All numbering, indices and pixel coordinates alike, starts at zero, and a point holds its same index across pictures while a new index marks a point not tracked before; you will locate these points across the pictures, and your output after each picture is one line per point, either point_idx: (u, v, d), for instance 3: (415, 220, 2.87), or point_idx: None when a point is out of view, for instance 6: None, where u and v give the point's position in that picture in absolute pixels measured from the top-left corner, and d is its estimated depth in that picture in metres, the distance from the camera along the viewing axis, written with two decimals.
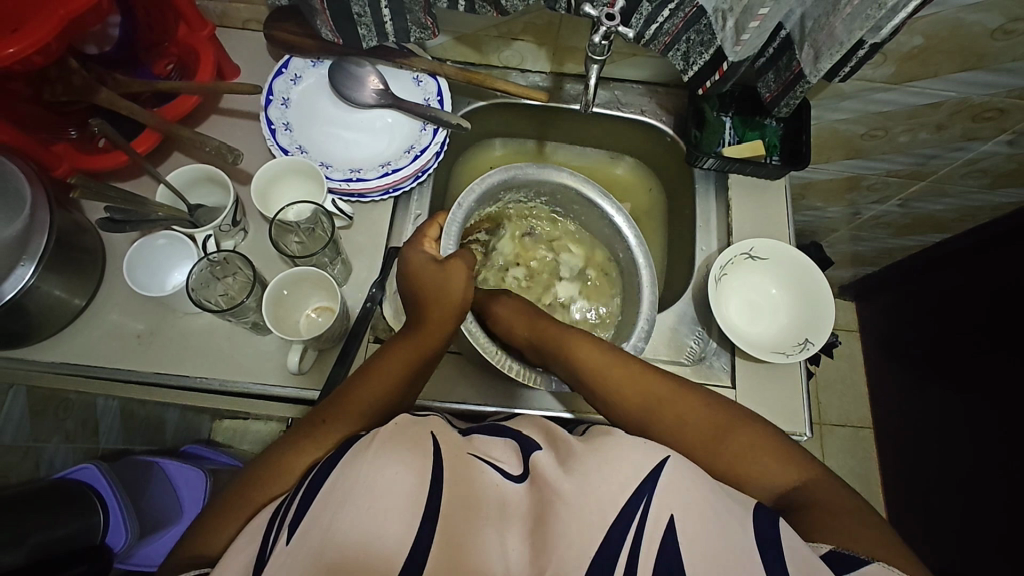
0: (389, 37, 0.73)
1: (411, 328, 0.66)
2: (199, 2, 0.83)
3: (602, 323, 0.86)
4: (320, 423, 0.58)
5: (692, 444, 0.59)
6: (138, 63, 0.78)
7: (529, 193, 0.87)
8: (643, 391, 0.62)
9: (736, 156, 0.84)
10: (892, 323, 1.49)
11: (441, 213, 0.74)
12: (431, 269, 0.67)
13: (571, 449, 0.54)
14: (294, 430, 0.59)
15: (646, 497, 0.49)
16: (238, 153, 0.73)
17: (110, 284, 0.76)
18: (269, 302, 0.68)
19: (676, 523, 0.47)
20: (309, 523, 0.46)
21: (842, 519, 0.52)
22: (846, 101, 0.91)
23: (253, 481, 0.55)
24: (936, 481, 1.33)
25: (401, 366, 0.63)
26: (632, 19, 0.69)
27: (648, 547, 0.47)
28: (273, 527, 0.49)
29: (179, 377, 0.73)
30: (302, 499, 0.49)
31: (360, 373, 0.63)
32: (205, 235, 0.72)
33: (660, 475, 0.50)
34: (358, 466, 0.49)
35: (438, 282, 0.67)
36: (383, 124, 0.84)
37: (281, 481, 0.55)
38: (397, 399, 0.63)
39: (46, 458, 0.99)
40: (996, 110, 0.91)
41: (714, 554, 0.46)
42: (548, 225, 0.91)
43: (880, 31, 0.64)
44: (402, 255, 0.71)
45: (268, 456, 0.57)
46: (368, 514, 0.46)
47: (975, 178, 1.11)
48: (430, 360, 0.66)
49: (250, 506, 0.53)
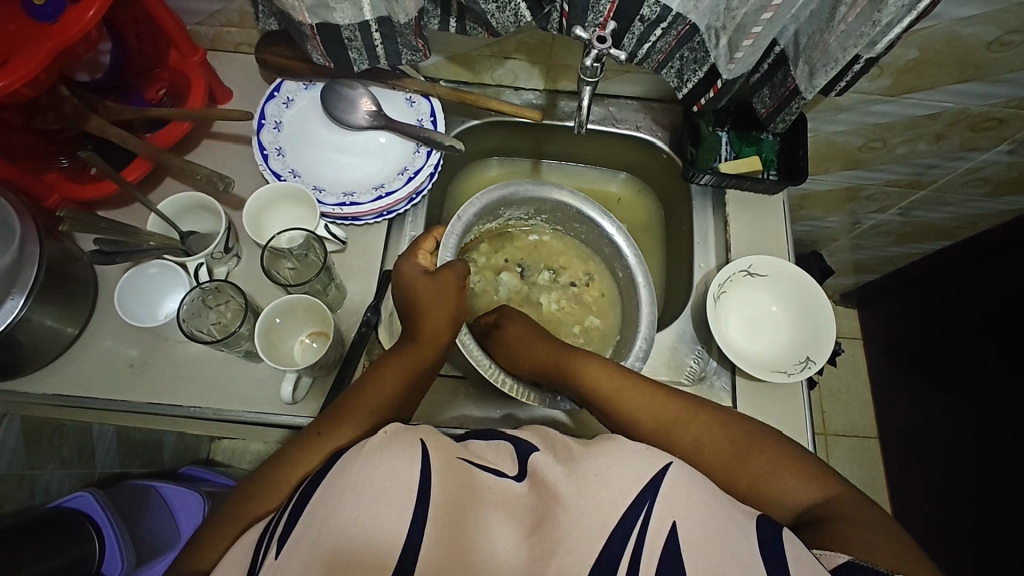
0: (380, 60, 0.73)
1: (408, 339, 0.65)
2: (190, 27, 0.83)
3: (600, 342, 0.85)
4: (315, 435, 0.57)
5: (709, 466, 0.58)
6: (130, 89, 0.78)
7: (528, 211, 0.86)
8: (655, 414, 0.62)
9: (733, 171, 0.84)
10: (895, 331, 1.48)
11: (437, 227, 0.73)
12: (425, 281, 0.67)
13: (569, 454, 0.53)
14: (291, 442, 0.57)
15: (648, 502, 0.48)
16: (229, 180, 0.72)
17: (103, 312, 0.75)
18: (261, 332, 0.67)
19: (678, 530, 0.46)
20: (299, 533, 0.45)
21: (854, 529, 0.51)
22: (843, 114, 0.90)
23: (249, 496, 0.54)
24: (943, 492, 1.31)
25: (401, 372, 0.63)
26: (624, 39, 0.68)
27: (649, 557, 0.45)
28: (263, 542, 0.48)
29: (173, 407, 0.72)
30: (292, 513, 0.48)
31: (357, 384, 0.62)
32: (196, 263, 0.70)
33: (661, 478, 0.49)
34: (348, 476, 0.47)
35: (427, 291, 0.66)
36: (376, 146, 0.84)
37: (276, 493, 0.54)
38: (397, 409, 0.61)
39: (41, 485, 0.98)
40: (996, 119, 0.90)
41: (717, 556, 0.45)
42: (547, 242, 0.91)
43: (876, 46, 0.63)
44: (395, 268, 0.70)
45: (266, 468, 0.56)
46: (361, 512, 0.45)
47: (975, 186, 1.10)
48: (428, 370, 0.65)
49: (241, 523, 0.52)
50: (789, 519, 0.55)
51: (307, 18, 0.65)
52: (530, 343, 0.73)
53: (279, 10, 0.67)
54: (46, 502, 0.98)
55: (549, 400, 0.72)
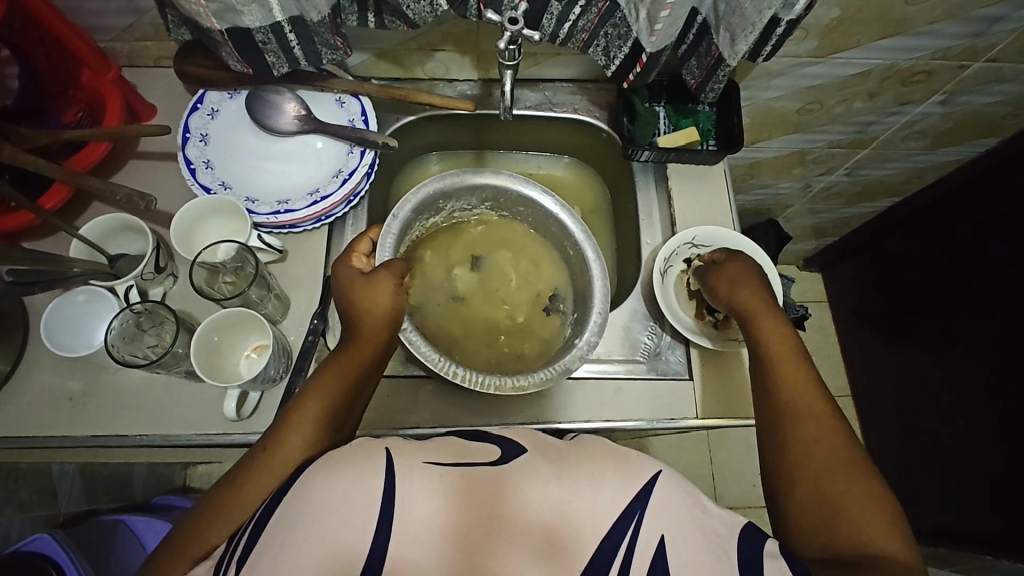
0: (300, 62, 0.71)
1: (346, 341, 0.63)
2: (103, 44, 0.80)
3: (564, 313, 0.85)
4: (262, 454, 0.55)
5: (818, 467, 0.54)
6: (45, 113, 0.75)
7: (472, 200, 0.84)
8: (811, 410, 0.58)
9: (671, 145, 0.84)
10: (857, 289, 1.50)
11: (372, 227, 0.71)
12: (360, 282, 0.64)
13: (558, 456, 0.50)
14: (239, 466, 0.55)
15: (638, 513, 0.46)
16: (149, 198, 0.68)
17: (36, 347, 0.72)
18: (197, 350, 0.65)
19: (666, 545, 0.45)
20: (257, 554, 0.44)
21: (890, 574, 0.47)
22: (777, 79, 0.91)
23: (202, 523, 0.52)
24: (917, 442, 1.34)
25: (345, 375, 0.61)
26: (544, 20, 0.68)
27: (638, 566, 0.44)
28: (222, 565, 0.46)
29: (119, 438, 0.70)
30: (251, 532, 0.46)
31: (301, 394, 0.60)
32: (126, 286, 0.69)
33: (650, 489, 0.48)
34: (307, 494, 0.46)
35: (364, 297, 0.63)
36: (311, 151, 0.82)
37: (228, 523, 0.51)
38: (342, 418, 0.59)
39: (2, 531, 0.94)
40: (924, 72, 0.92)
41: (695, 557, 0.45)
42: (499, 228, 0.89)
43: (793, 7, 0.63)
44: (332, 274, 0.67)
45: (219, 490, 0.54)
46: (321, 528, 0.43)
47: (915, 141, 1.12)
48: (372, 369, 0.63)
49: (198, 550, 0.50)
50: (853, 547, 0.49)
51: (215, 24, 0.63)
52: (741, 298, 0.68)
53: (187, 18, 0.64)
54: (7, 548, 0.94)
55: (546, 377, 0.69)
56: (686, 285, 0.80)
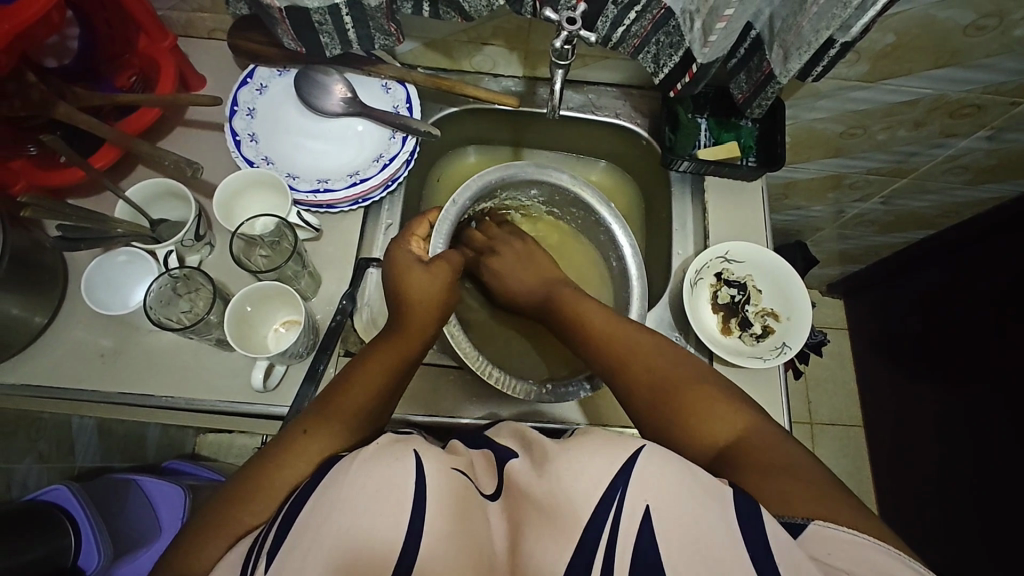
0: (353, 45, 0.72)
1: (392, 331, 0.64)
2: (162, 12, 0.82)
3: None
4: (301, 436, 0.56)
5: (650, 400, 0.60)
6: (100, 75, 0.76)
7: (529, 193, 0.84)
8: (636, 355, 0.63)
9: (711, 158, 0.83)
10: (880, 320, 1.48)
11: (431, 210, 0.72)
12: (418, 271, 0.66)
13: (545, 451, 0.48)
14: (271, 448, 0.55)
15: (619, 493, 0.44)
16: (196, 166, 0.72)
17: (73, 301, 0.74)
18: (231, 321, 0.67)
19: (652, 514, 0.43)
20: (289, 545, 0.44)
21: (759, 466, 0.52)
22: (823, 101, 0.90)
23: (236, 499, 0.52)
24: (927, 481, 1.32)
25: (388, 366, 0.61)
26: (598, 22, 0.68)
27: (624, 545, 0.42)
28: (253, 554, 0.46)
29: (144, 398, 0.71)
30: (281, 524, 0.46)
31: (337, 386, 0.60)
32: (166, 250, 0.71)
33: (633, 462, 0.45)
34: (340, 487, 0.46)
35: (417, 283, 0.65)
36: (353, 133, 0.83)
37: (263, 500, 0.52)
38: (384, 406, 0.61)
39: (19, 479, 0.96)
40: (973, 106, 0.90)
41: (690, 535, 0.42)
42: (548, 227, 0.91)
43: (850, 29, 0.62)
44: (388, 253, 0.69)
45: (248, 472, 0.54)
46: (358, 518, 0.44)
47: (956, 174, 1.11)
48: (412, 366, 0.64)
49: (228, 535, 0.50)
50: (710, 455, 0.55)
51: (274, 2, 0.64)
52: (522, 278, 0.79)
53: None
54: (23, 496, 0.97)
55: (564, 392, 0.71)
56: (713, 297, 0.83)
